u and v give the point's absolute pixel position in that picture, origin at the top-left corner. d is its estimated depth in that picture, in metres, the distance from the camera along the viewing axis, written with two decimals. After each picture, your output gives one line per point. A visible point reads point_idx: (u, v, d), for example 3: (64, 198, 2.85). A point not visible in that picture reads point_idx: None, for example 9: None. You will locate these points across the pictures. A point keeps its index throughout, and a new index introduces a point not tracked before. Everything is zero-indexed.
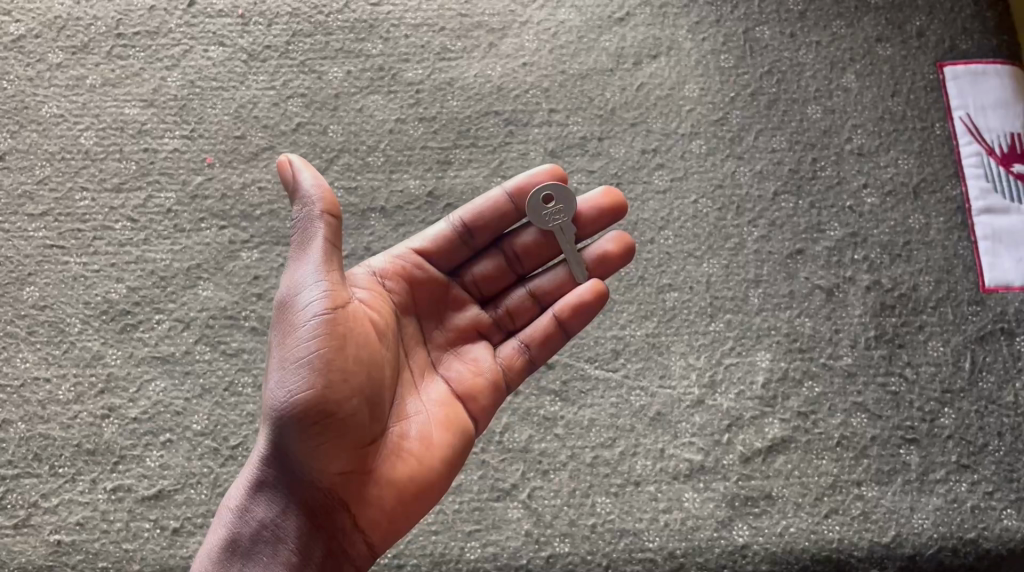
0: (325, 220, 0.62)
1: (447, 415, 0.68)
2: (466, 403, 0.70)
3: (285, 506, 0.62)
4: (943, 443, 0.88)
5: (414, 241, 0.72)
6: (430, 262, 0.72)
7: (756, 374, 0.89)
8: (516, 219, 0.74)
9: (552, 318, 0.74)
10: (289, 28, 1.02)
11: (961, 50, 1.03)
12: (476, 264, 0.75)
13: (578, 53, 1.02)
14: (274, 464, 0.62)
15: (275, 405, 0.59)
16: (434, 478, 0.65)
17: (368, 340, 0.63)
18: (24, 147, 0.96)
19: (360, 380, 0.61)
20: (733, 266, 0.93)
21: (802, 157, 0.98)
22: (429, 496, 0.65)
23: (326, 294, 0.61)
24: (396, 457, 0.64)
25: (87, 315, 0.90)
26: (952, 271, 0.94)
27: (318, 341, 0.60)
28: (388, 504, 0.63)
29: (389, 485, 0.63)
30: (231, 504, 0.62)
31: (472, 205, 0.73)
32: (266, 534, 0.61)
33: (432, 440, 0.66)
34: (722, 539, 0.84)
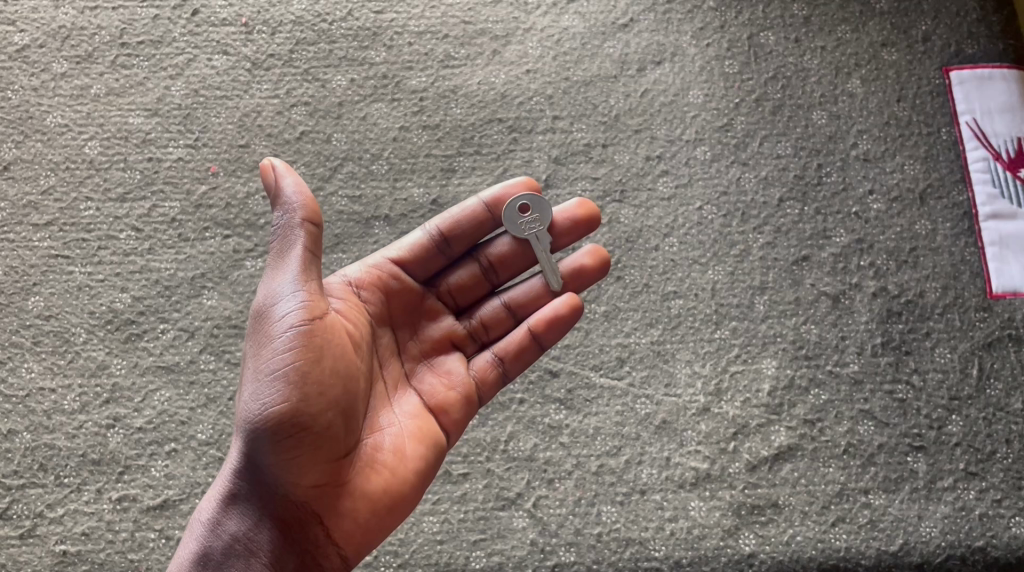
0: (306, 228, 0.61)
1: (422, 429, 0.67)
2: (439, 415, 0.70)
3: (258, 519, 0.61)
4: (951, 451, 0.87)
5: (389, 249, 0.72)
6: (406, 270, 0.72)
7: (762, 382, 0.89)
8: (490, 226, 0.74)
9: (527, 331, 0.74)
10: (292, 36, 1.02)
11: (966, 54, 1.03)
12: (451, 273, 0.75)
13: (581, 59, 1.02)
14: (245, 477, 0.61)
15: (249, 417, 0.59)
16: (407, 490, 0.65)
17: (344, 351, 0.63)
18: (29, 157, 0.96)
19: (335, 392, 0.61)
20: (738, 273, 0.93)
21: (807, 163, 0.97)
22: (402, 508, 0.65)
23: (304, 305, 0.61)
24: (370, 470, 0.64)
25: (92, 325, 0.90)
26: (959, 277, 0.94)
27: (294, 354, 0.60)
28: (362, 516, 0.63)
29: (362, 498, 0.63)
30: (203, 518, 0.62)
31: (448, 215, 0.73)
32: (238, 548, 0.60)
33: (406, 452, 0.66)
34: (728, 548, 0.84)
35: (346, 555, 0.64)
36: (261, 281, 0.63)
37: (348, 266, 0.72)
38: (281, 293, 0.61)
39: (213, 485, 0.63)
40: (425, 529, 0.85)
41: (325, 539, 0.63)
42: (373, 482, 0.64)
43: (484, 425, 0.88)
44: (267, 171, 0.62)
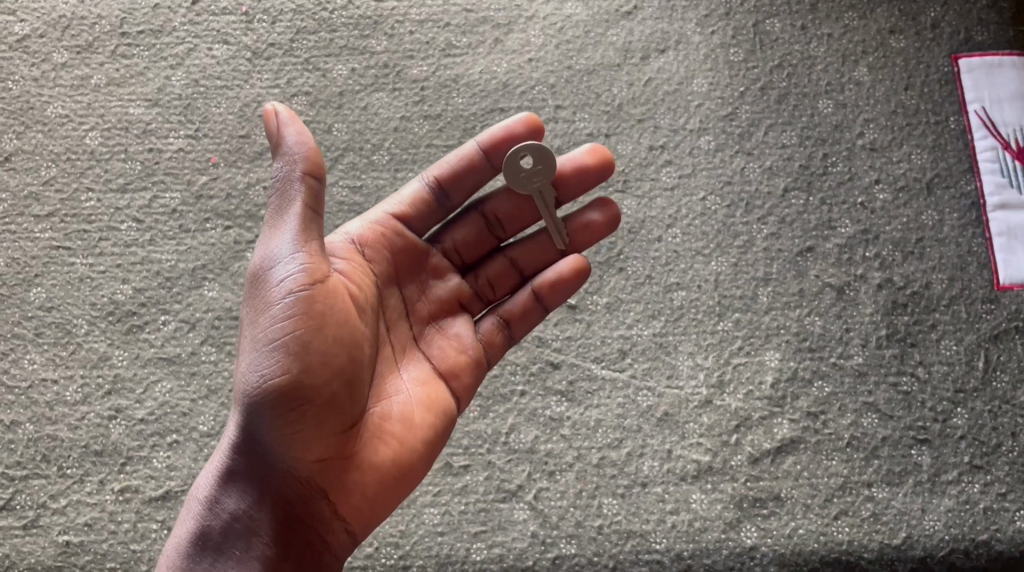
0: (307, 182, 0.59)
1: (430, 396, 0.67)
2: (446, 381, 0.69)
3: (259, 496, 0.61)
4: (955, 444, 0.87)
5: (389, 204, 0.72)
6: (407, 225, 0.72)
7: (765, 374, 0.88)
8: (490, 172, 0.73)
9: (531, 292, 0.75)
10: (293, 25, 1.01)
11: (976, 41, 1.01)
12: (454, 229, 0.74)
13: (584, 48, 1.00)
14: (246, 451, 0.61)
15: (249, 389, 0.58)
16: (415, 458, 0.65)
17: (348, 315, 0.61)
18: (30, 148, 0.96)
19: (340, 361, 0.60)
20: (741, 264, 0.92)
21: (812, 152, 0.96)
22: (410, 477, 0.65)
23: (305, 269, 0.59)
24: (378, 440, 0.63)
25: (93, 316, 0.90)
26: (966, 269, 0.93)
27: (293, 322, 0.58)
28: (371, 489, 0.63)
29: (370, 469, 0.63)
30: (201, 494, 0.62)
31: (444, 165, 0.73)
32: (238, 526, 0.61)
33: (415, 420, 0.65)
34: (730, 540, 0.83)
35: (354, 528, 0.64)
36: (260, 242, 0.61)
37: (350, 222, 0.71)
38: (280, 257, 0.59)
39: (213, 457, 0.63)
40: (426, 521, 0.85)
41: (331, 514, 0.63)
42: (381, 452, 0.63)
43: (485, 417, 0.88)
44: (270, 117, 0.59)
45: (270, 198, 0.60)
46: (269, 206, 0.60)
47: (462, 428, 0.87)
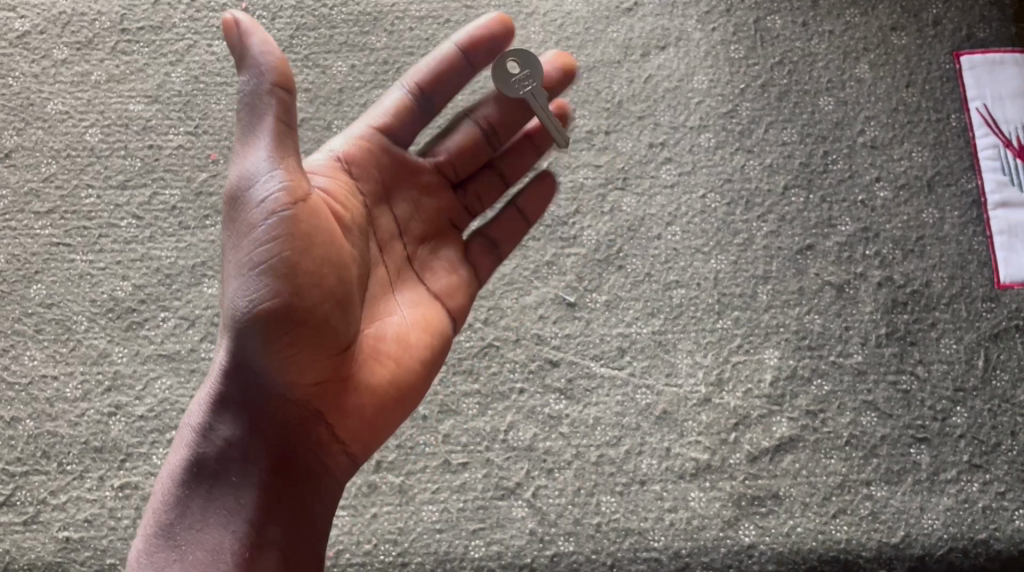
0: (277, 95, 0.55)
1: (422, 316, 0.68)
2: (438, 304, 0.70)
3: (254, 424, 0.60)
4: (954, 443, 0.87)
5: (371, 118, 0.72)
6: (390, 135, 0.71)
7: (764, 372, 0.88)
8: (466, 70, 0.74)
9: (516, 207, 0.78)
10: (293, 21, 1.01)
11: (978, 38, 1.00)
12: (438, 142, 0.75)
13: (584, 45, 1.00)
14: (240, 377, 0.60)
15: (240, 313, 0.56)
16: (412, 378, 0.66)
17: (333, 234, 0.59)
18: (30, 144, 0.96)
19: (330, 281, 0.58)
20: (741, 262, 0.92)
21: (813, 150, 0.96)
22: (407, 397, 0.66)
23: (286, 185, 0.56)
24: (374, 362, 0.64)
25: (93, 313, 0.90)
26: (966, 267, 0.92)
27: (280, 241, 0.55)
28: (370, 410, 0.64)
29: (367, 391, 0.63)
30: (195, 421, 0.61)
31: (421, 70, 0.73)
32: (234, 453, 0.60)
33: (409, 340, 0.66)
34: (728, 539, 0.84)
35: (352, 449, 0.65)
36: (234, 160, 0.57)
37: (335, 140, 0.70)
38: (259, 175, 0.55)
39: (206, 385, 0.63)
40: (425, 517, 0.85)
41: (329, 437, 0.63)
42: (374, 372, 0.64)
43: (484, 415, 0.88)
44: (231, 28, 0.55)
45: (241, 111, 0.56)
46: (241, 119, 0.56)
47: (460, 425, 0.88)
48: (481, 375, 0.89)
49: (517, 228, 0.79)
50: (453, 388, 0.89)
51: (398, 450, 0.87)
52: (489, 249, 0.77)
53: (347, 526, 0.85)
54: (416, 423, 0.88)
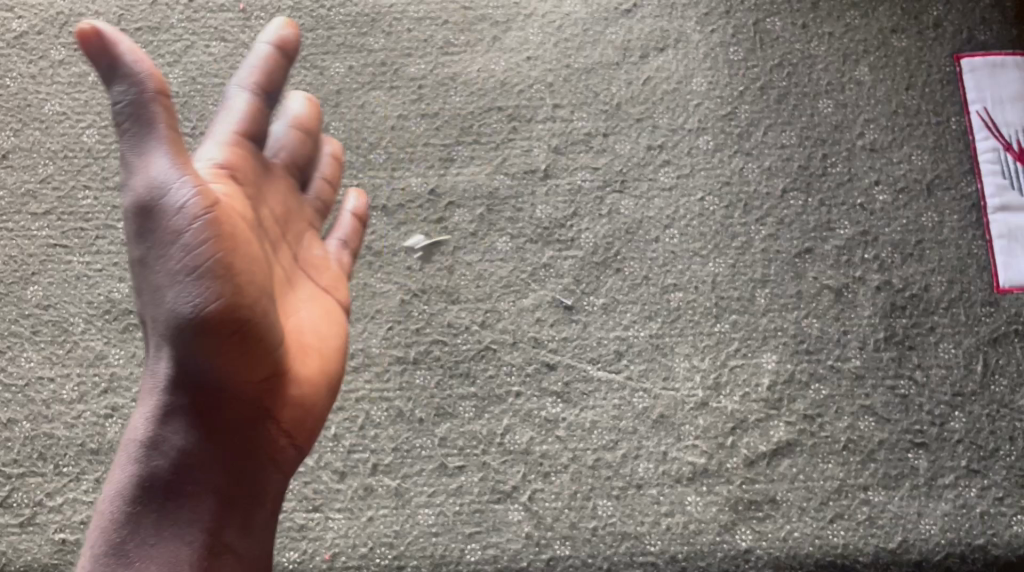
0: (160, 99, 0.59)
1: (330, 308, 0.72)
2: (335, 294, 0.73)
3: (203, 429, 0.61)
4: (952, 448, 0.86)
5: (224, 125, 0.67)
6: (252, 142, 0.68)
7: (762, 376, 0.88)
8: (286, 71, 0.71)
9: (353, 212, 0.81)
10: (290, 22, 1.01)
11: (979, 41, 0.99)
12: (279, 148, 0.73)
13: (582, 46, 1.00)
14: (181, 385, 0.60)
15: (184, 315, 0.58)
16: (336, 365, 0.69)
17: (248, 234, 0.62)
18: (28, 145, 0.96)
19: (258, 278, 0.61)
20: (739, 265, 0.92)
21: (812, 153, 0.95)
22: (335, 384, 0.69)
23: (200, 190, 0.58)
24: (303, 355, 0.67)
25: (90, 314, 0.90)
26: (965, 271, 0.92)
27: (211, 243, 0.58)
28: (307, 400, 0.66)
29: (303, 381, 0.66)
30: (138, 438, 0.60)
31: (252, 69, 0.68)
32: (189, 460, 0.60)
33: (327, 334, 0.70)
34: (724, 543, 0.84)
35: (300, 442, 0.66)
36: (131, 177, 0.59)
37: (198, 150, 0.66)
38: (173, 183, 0.58)
39: (141, 404, 0.62)
40: (421, 521, 0.85)
41: (276, 433, 0.64)
42: (303, 364, 0.66)
43: (480, 418, 0.88)
44: (98, 39, 0.56)
45: (124, 129, 0.59)
46: (126, 136, 0.59)
47: (457, 429, 0.87)
48: (478, 378, 0.89)
49: (353, 225, 0.80)
50: (450, 391, 0.89)
51: (394, 453, 0.87)
52: (344, 249, 0.78)
53: (343, 529, 0.84)
54: (413, 426, 0.87)
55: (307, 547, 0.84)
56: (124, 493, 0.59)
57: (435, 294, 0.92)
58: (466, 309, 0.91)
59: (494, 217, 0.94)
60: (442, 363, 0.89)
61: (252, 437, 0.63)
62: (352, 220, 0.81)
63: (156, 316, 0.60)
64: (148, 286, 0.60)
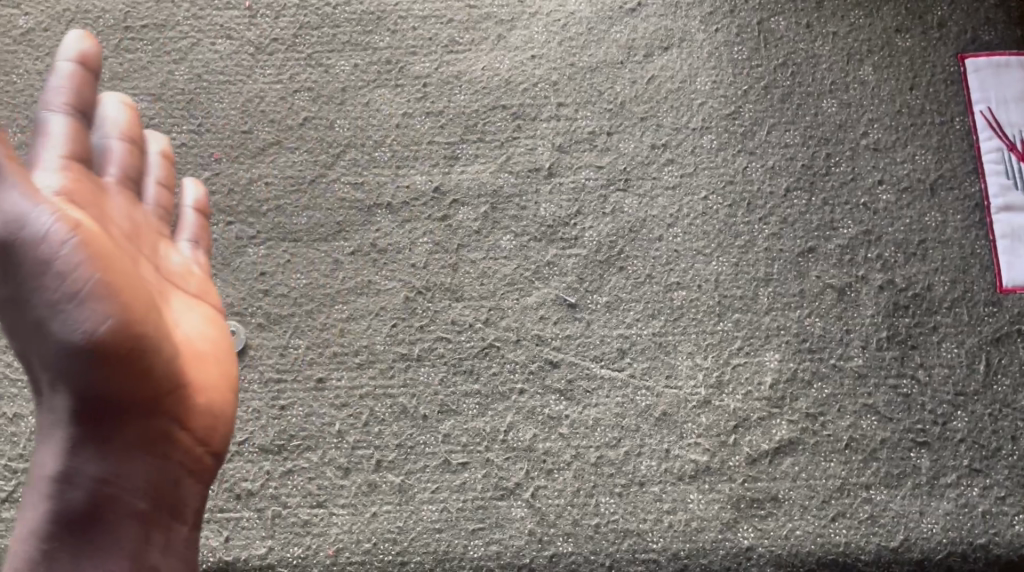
0: None
1: (210, 313, 0.74)
2: (205, 298, 0.76)
3: (113, 456, 0.62)
4: (954, 447, 0.87)
5: (48, 152, 0.67)
6: (71, 161, 0.68)
7: (764, 375, 0.89)
8: (87, 83, 0.72)
9: (195, 211, 0.83)
10: (296, 20, 1.01)
11: (983, 41, 0.99)
12: (109, 164, 0.74)
13: (587, 45, 1.00)
14: (82, 418, 0.61)
15: (78, 349, 0.57)
16: (227, 363, 0.72)
17: (119, 255, 0.62)
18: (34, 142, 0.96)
19: (141, 296, 0.61)
20: (742, 264, 0.92)
21: (816, 152, 0.96)
22: (230, 381, 0.72)
23: (60, 215, 0.58)
24: (197, 363, 0.69)
25: None
26: (968, 271, 0.92)
27: (89, 267, 0.58)
28: (207, 403, 0.68)
29: (201, 387, 0.68)
30: (47, 479, 0.61)
31: (61, 89, 0.70)
32: (105, 489, 0.62)
33: (210, 336, 0.72)
34: (726, 541, 0.84)
35: (216, 448, 0.69)
36: None
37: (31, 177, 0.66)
38: (31, 211, 0.57)
39: (42, 445, 0.62)
40: (424, 517, 0.85)
41: (191, 443, 0.67)
42: (204, 372, 0.69)
43: (484, 415, 0.88)
44: None
45: None
46: None
47: (461, 425, 0.88)
48: (481, 375, 0.89)
49: (198, 220, 0.83)
50: (453, 388, 0.89)
51: (398, 450, 0.87)
52: (198, 248, 0.81)
53: (347, 525, 0.85)
54: (416, 423, 0.88)
55: (311, 543, 0.84)
56: (49, 533, 0.61)
57: (439, 291, 0.92)
58: (470, 306, 0.92)
59: (498, 215, 0.94)
60: (445, 360, 0.90)
61: (167, 452, 0.65)
62: (196, 215, 0.83)
63: (42, 356, 0.59)
64: (26, 325, 0.59)
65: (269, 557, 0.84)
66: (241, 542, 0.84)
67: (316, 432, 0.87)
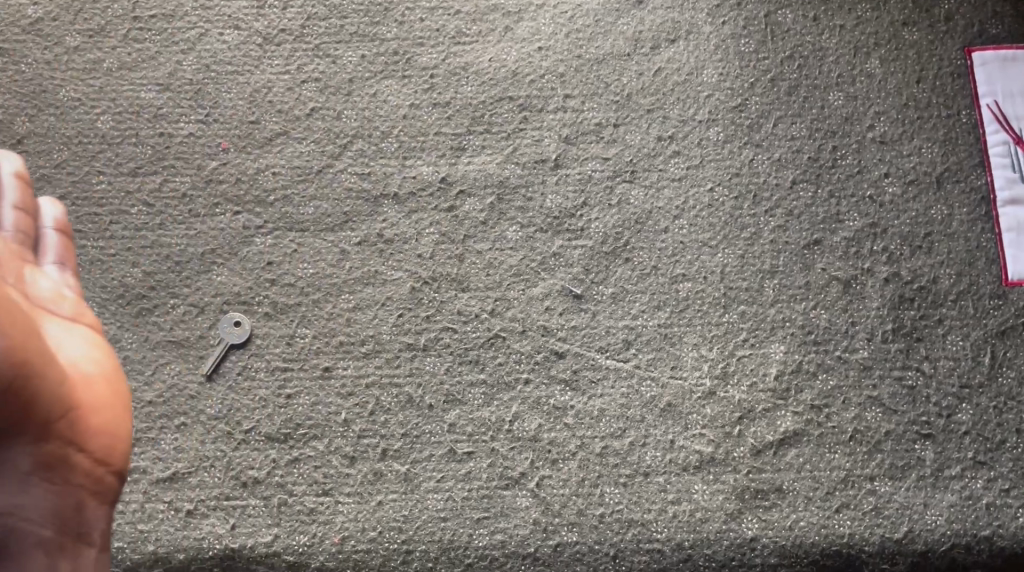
0: None
1: (91, 333, 0.74)
2: (85, 319, 0.74)
3: (10, 487, 0.63)
4: (959, 440, 0.87)
5: None
6: None
7: (770, 366, 0.89)
8: None
9: (54, 231, 0.80)
10: (304, 11, 1.01)
11: (990, 35, 0.99)
12: None
13: (594, 37, 1.00)
14: None
15: None
16: (114, 380, 0.72)
17: None
18: (43, 131, 0.96)
19: (15, 325, 0.61)
20: (748, 256, 0.92)
21: (822, 145, 0.96)
22: (121, 399, 0.72)
23: None
24: (85, 387, 0.69)
25: (103, 299, 0.91)
26: (974, 264, 0.92)
27: None
28: (99, 424, 0.69)
29: (89, 410, 0.68)
30: None
31: None
32: (10, 521, 0.63)
33: (94, 357, 0.72)
34: (730, 531, 0.84)
35: (117, 468, 0.70)
36: None
37: None
38: None
39: None
40: (429, 506, 0.85)
41: (89, 465, 0.67)
42: (92, 394, 0.69)
43: (489, 405, 0.88)
44: None
45: None
46: None
47: (466, 415, 0.88)
48: (487, 366, 0.90)
49: (60, 241, 0.80)
50: (459, 378, 0.89)
51: (403, 439, 0.87)
52: (66, 270, 0.78)
53: (352, 513, 0.85)
54: (422, 412, 0.88)
55: (316, 531, 0.85)
56: None
57: (445, 282, 0.92)
58: (476, 297, 0.92)
59: (504, 206, 0.94)
60: (451, 350, 0.90)
61: (65, 478, 0.66)
62: (58, 235, 0.80)
63: None
64: None
65: (275, 545, 0.84)
66: (246, 529, 0.85)
67: (322, 421, 0.88)
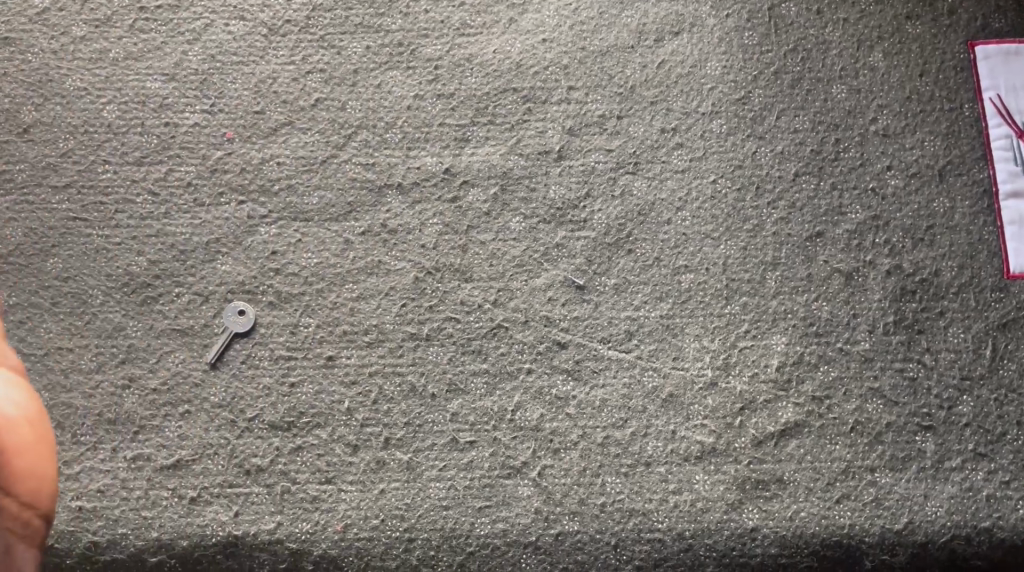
0: None
1: (10, 374, 0.66)
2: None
3: None
4: (960, 431, 0.87)
5: None
6: None
7: (771, 357, 0.89)
8: None
9: None
10: (309, 2, 1.01)
11: (993, 28, 1.00)
12: None
13: (598, 29, 1.00)
14: None
15: None
16: (36, 420, 0.65)
17: None
18: (49, 119, 0.96)
19: None
20: (750, 248, 0.92)
21: (825, 137, 0.96)
22: (44, 438, 0.65)
23: None
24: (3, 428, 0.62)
25: (108, 287, 0.91)
26: (976, 257, 0.92)
27: None
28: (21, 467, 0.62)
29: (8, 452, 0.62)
30: None
31: None
32: None
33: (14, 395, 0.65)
34: (731, 521, 0.84)
35: (45, 511, 0.63)
36: None
37: None
38: None
39: None
40: (432, 494, 0.86)
41: (15, 511, 0.61)
42: (14, 437, 0.63)
43: (492, 394, 0.89)
44: None
45: None
46: None
47: (469, 404, 0.89)
48: (490, 355, 0.90)
49: None
50: (462, 367, 0.90)
51: (406, 428, 0.88)
52: None
53: (355, 501, 0.86)
54: (425, 401, 0.89)
55: (319, 518, 0.85)
56: None
57: (448, 272, 0.93)
58: (479, 287, 0.92)
59: (507, 197, 0.95)
60: (454, 339, 0.91)
61: None
62: None
63: None
64: None
65: (278, 532, 0.85)
66: (250, 517, 0.85)
67: (325, 409, 0.88)
